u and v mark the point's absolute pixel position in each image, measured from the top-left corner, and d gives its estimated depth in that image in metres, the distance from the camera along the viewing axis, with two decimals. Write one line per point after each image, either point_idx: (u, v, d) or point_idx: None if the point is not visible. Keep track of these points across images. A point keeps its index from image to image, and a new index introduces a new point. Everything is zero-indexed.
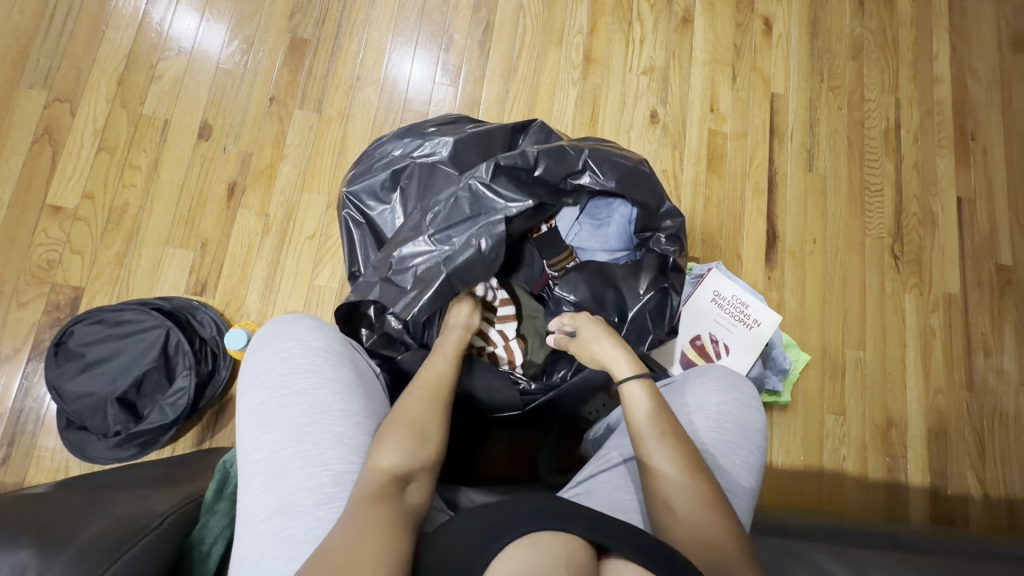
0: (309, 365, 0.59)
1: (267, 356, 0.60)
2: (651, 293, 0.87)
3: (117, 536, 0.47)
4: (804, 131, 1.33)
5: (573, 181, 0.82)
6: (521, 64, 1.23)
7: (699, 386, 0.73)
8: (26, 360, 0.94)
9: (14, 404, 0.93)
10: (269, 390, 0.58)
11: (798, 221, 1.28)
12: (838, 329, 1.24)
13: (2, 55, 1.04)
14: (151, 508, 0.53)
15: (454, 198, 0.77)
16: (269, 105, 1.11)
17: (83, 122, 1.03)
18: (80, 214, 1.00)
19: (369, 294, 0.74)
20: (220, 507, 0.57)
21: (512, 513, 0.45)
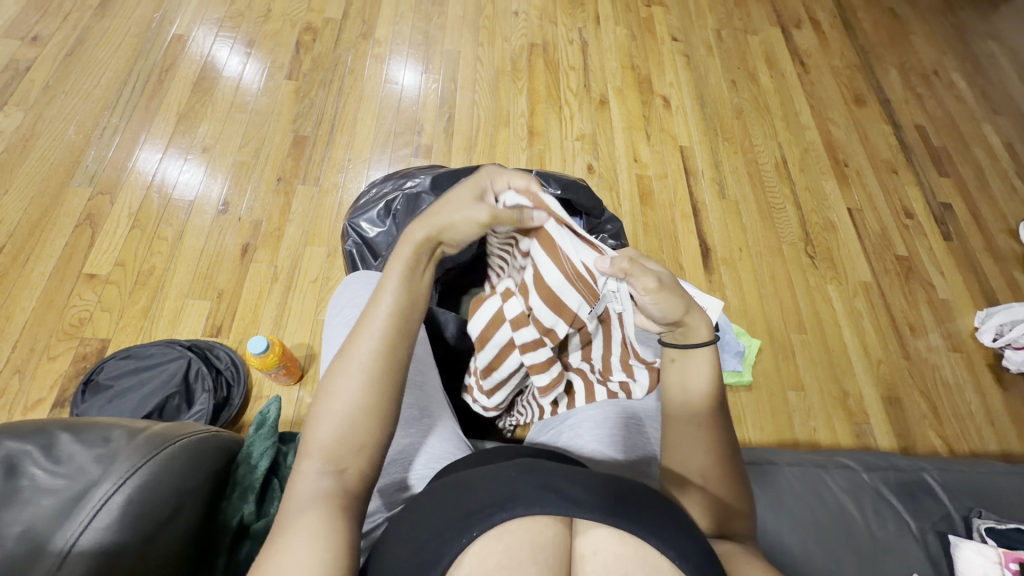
0: None
1: (358, 286, 0.79)
2: None
3: (175, 429, 0.55)
4: (713, 171, 1.66)
5: None
6: (480, 140, 1.54)
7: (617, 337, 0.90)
8: (51, 406, 1.02)
9: None
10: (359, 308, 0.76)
11: (724, 236, 1.54)
12: (779, 317, 1.44)
13: (58, 165, 1.28)
14: (189, 424, 0.59)
15: None
16: (277, 184, 1.35)
17: (120, 209, 1.25)
18: (111, 279, 1.16)
19: None
20: (263, 432, 0.69)
21: (507, 488, 0.48)
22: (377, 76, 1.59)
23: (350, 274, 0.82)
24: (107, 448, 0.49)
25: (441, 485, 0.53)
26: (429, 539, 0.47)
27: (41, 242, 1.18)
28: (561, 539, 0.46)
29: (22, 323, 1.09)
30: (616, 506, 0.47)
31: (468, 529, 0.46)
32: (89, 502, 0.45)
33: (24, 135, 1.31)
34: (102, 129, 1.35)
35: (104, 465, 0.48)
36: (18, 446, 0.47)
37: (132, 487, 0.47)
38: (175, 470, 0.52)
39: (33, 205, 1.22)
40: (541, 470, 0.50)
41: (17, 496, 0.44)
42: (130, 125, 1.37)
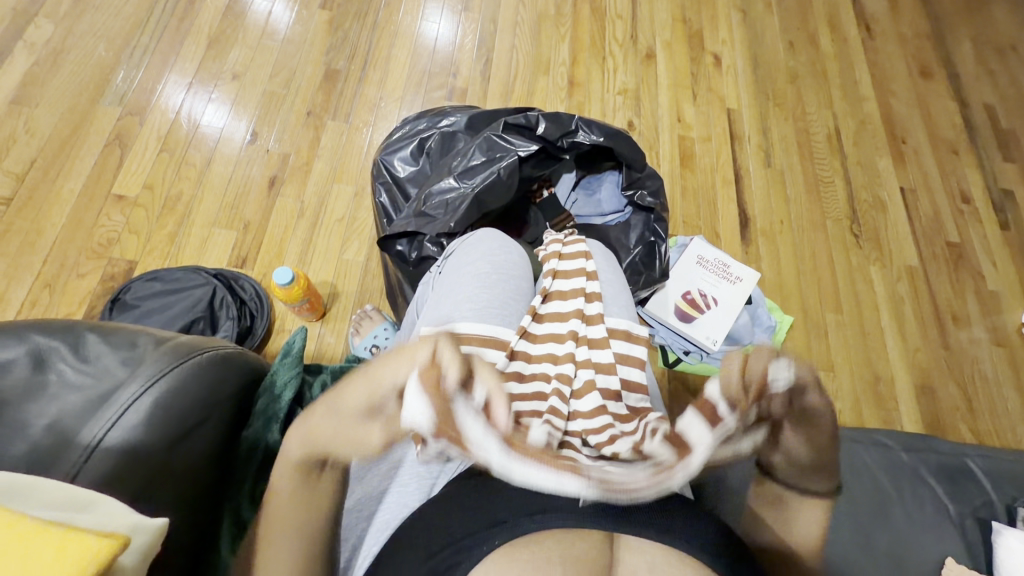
0: (516, 258, 0.82)
1: (494, 243, 0.82)
2: (639, 246, 1.06)
3: (188, 348, 0.54)
4: (759, 137, 1.56)
5: (569, 140, 0.99)
6: (516, 87, 1.47)
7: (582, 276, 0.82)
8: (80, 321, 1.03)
9: None
10: (485, 258, 0.80)
11: (765, 205, 1.46)
12: (815, 295, 1.38)
13: (89, 81, 1.26)
14: (214, 340, 0.59)
15: (474, 148, 0.96)
16: (307, 117, 1.31)
17: (150, 130, 1.23)
18: (139, 202, 1.15)
19: (409, 223, 0.93)
20: (288, 362, 0.72)
21: (532, 498, 0.51)
22: (414, 13, 1.51)
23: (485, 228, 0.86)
24: (133, 352, 0.52)
25: (455, 487, 0.55)
26: (452, 543, 0.50)
27: (70, 161, 1.17)
28: (596, 550, 0.48)
29: (52, 239, 1.09)
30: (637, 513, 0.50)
31: (483, 539, 0.49)
32: (116, 402, 0.49)
33: (55, 49, 1.28)
34: (132, 50, 1.31)
35: (131, 366, 0.51)
36: (46, 342, 0.51)
37: (156, 392, 0.50)
38: (185, 390, 0.52)
39: (62, 123, 1.20)
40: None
41: (46, 388, 0.50)
42: (160, 47, 1.33)
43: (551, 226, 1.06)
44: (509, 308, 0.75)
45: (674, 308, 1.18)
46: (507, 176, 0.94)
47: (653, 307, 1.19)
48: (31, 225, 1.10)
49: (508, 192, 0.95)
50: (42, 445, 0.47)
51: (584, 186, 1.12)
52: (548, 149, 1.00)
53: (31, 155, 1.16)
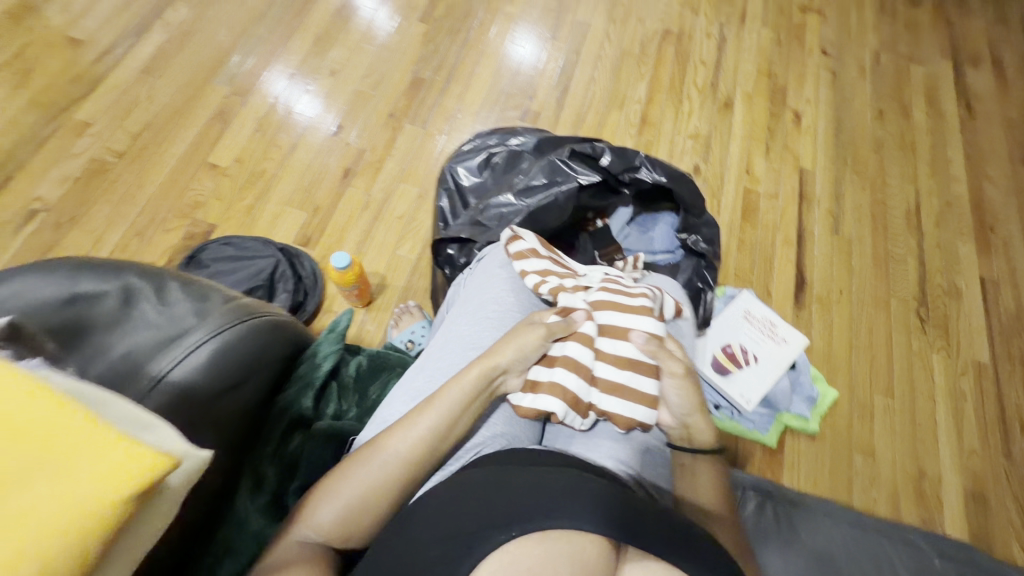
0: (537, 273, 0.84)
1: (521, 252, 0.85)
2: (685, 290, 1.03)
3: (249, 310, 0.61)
4: (830, 201, 1.51)
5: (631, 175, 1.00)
6: (588, 117, 1.51)
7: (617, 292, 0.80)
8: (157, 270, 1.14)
9: None
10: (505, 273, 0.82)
11: (825, 271, 1.41)
12: (865, 373, 1.30)
13: (207, 61, 1.41)
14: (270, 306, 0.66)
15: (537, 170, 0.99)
16: (388, 119, 1.40)
17: (249, 111, 1.35)
18: (228, 173, 1.27)
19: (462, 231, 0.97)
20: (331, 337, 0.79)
21: (546, 496, 0.47)
22: (503, 36, 1.59)
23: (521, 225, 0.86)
24: (205, 304, 0.59)
25: (469, 474, 0.50)
26: (455, 533, 0.45)
27: (178, 128, 1.30)
28: (602, 560, 0.45)
29: (149, 194, 1.22)
30: (652, 531, 0.46)
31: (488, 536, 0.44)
32: (183, 343, 0.55)
33: (186, 31, 1.44)
34: (248, 39, 1.45)
35: (200, 317, 0.58)
36: (136, 282, 0.59)
37: (217, 343, 0.56)
38: (241, 346, 0.58)
39: (178, 96, 1.35)
40: (584, 489, 0.48)
41: (129, 321, 0.56)
42: (273, 39, 1.46)
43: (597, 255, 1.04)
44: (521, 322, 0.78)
45: (710, 359, 1.14)
46: (565, 200, 0.96)
47: None
48: (134, 180, 1.23)
49: (561, 215, 0.96)
50: (114, 371, 0.53)
51: (638, 222, 1.11)
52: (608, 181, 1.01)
53: (148, 118, 1.31)
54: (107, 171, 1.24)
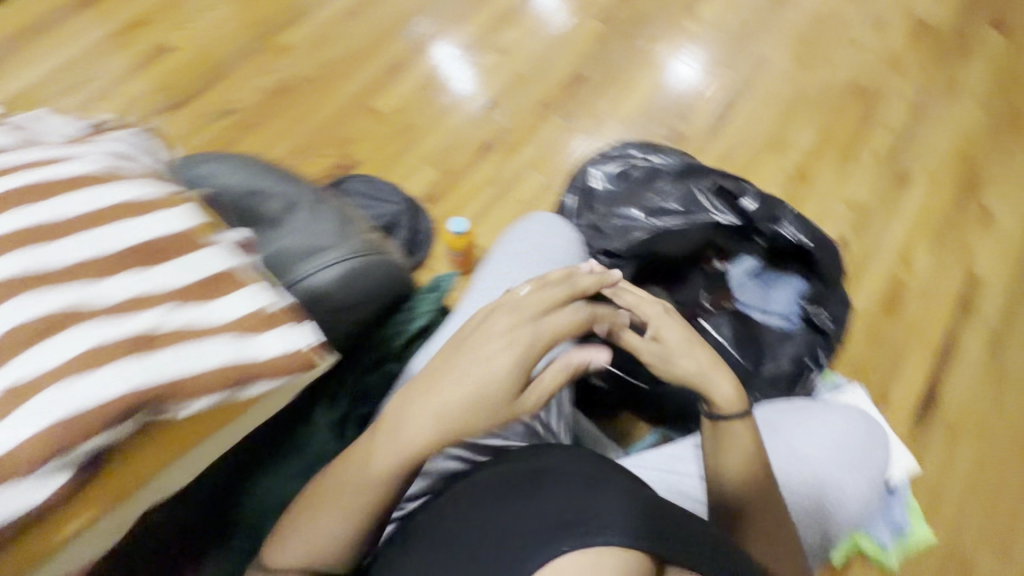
0: (529, 250, 0.84)
1: (522, 232, 0.86)
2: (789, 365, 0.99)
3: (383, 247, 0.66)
4: (1000, 321, 1.29)
5: (772, 225, 0.95)
6: (738, 155, 1.42)
7: (520, 253, 0.83)
8: (384, 67, 1.45)
9: (404, 50, 1.48)
10: (566, 240, 0.86)
11: (965, 395, 1.21)
12: (980, 527, 1.11)
13: (365, 44, 1.48)
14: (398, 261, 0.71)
15: (678, 194, 0.97)
16: (539, 107, 1.43)
17: (419, 69, 1.46)
18: (385, 119, 1.38)
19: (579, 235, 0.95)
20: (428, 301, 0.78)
21: (582, 502, 0.47)
22: (670, 55, 1.53)
23: (532, 213, 0.89)
24: (347, 228, 0.64)
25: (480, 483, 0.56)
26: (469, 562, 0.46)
27: (353, 75, 1.43)
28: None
29: (316, 122, 1.36)
30: (666, 540, 0.44)
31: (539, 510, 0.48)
32: (321, 258, 0.60)
33: (365, 26, 1.51)
34: (439, 32, 1.51)
35: (340, 239, 0.62)
36: (302, 196, 0.68)
37: (344, 266, 0.60)
38: (369, 276, 0.62)
39: (307, 107, 1.38)
40: (601, 497, 0.47)
41: (287, 224, 0.64)
42: (445, 41, 1.50)
43: (706, 296, 1.04)
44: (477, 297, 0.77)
45: None
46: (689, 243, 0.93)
47: None
48: (284, 131, 1.35)
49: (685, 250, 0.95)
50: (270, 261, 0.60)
51: (761, 278, 1.06)
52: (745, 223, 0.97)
53: (318, 65, 1.44)
54: (280, 103, 1.39)
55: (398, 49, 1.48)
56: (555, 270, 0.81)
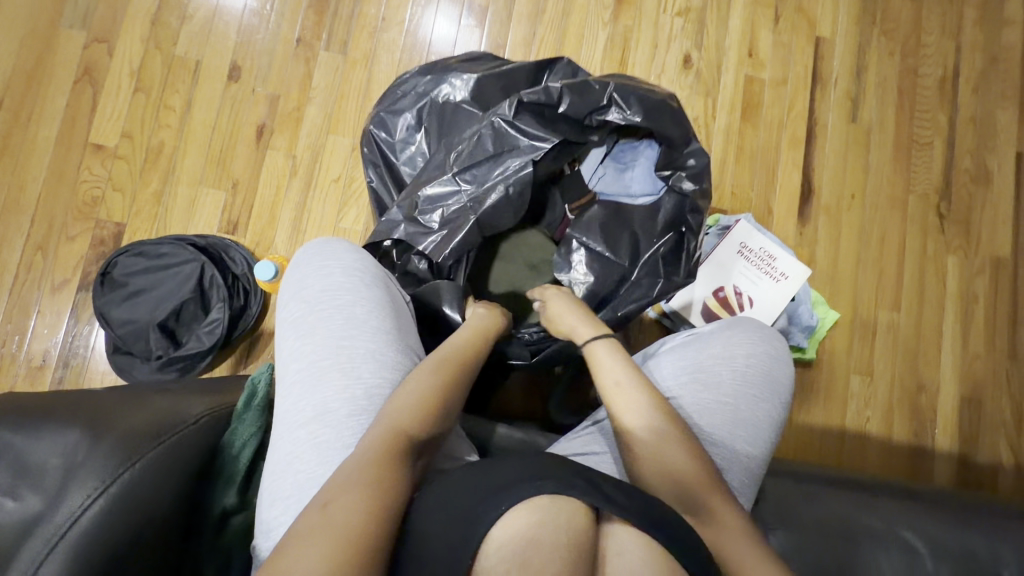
0: (347, 284, 0.64)
1: (317, 263, 0.66)
2: (665, 237, 0.82)
3: (154, 428, 0.51)
4: (850, 78, 1.25)
5: (598, 118, 0.81)
6: (549, 6, 1.18)
7: (331, 288, 0.64)
8: (75, 81, 1.06)
9: (85, 44, 1.07)
10: (349, 267, 0.66)
11: (836, 173, 1.22)
12: (872, 288, 1.21)
13: (28, 57, 1.06)
14: (184, 410, 0.56)
15: (478, 136, 0.78)
16: (297, 47, 1.10)
17: (120, 62, 1.07)
18: (120, 153, 1.05)
19: (394, 232, 0.77)
20: (248, 415, 0.61)
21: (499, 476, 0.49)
22: None
23: (313, 242, 0.69)
24: (71, 452, 0.48)
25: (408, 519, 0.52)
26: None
27: (40, 110, 1.05)
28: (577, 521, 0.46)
29: (35, 197, 1.03)
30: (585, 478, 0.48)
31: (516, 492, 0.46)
32: (63, 515, 0.45)
33: (11, 31, 1.06)
34: None
35: (73, 472, 0.47)
36: None
37: (105, 501, 0.46)
38: (145, 485, 0.49)
39: (14, 180, 1.03)
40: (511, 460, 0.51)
41: None
42: (131, 4, 1.09)
43: (569, 209, 0.87)
44: (314, 373, 0.60)
45: (702, 307, 1.04)
46: (512, 192, 0.77)
47: (677, 303, 1.04)
48: (2, 228, 1.01)
49: (517, 213, 0.79)
50: None
51: (614, 155, 0.88)
52: (571, 129, 0.81)
53: None
54: None
55: (76, 45, 1.07)
56: (370, 295, 0.64)
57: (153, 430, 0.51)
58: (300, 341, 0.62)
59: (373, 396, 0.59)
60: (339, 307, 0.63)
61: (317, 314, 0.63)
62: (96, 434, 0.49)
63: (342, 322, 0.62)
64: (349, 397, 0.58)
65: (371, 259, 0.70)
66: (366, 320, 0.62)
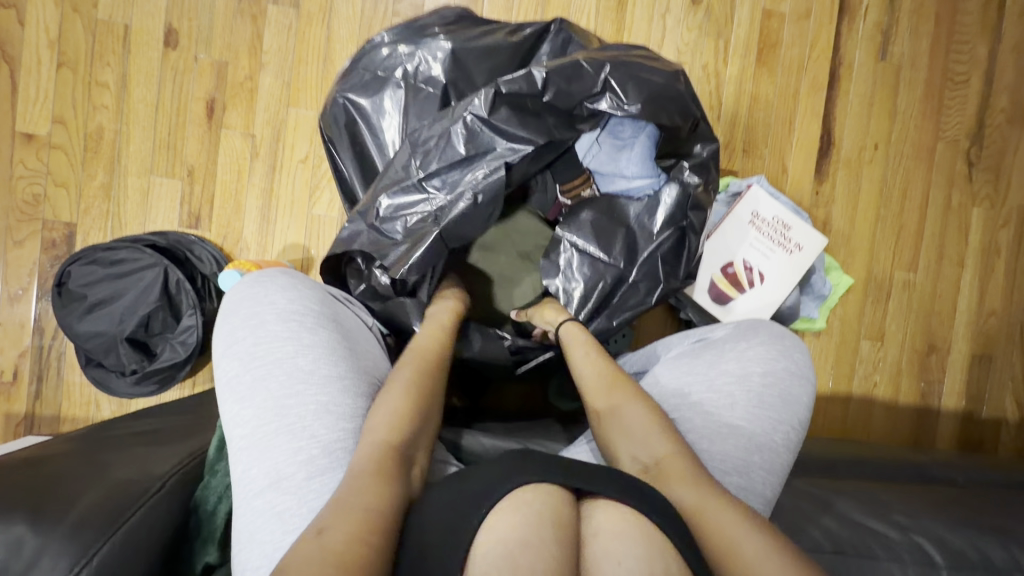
0: (284, 331, 0.56)
1: (246, 308, 0.58)
2: (667, 233, 0.76)
3: (111, 508, 0.48)
4: (882, 6, 1.09)
5: (589, 106, 0.71)
6: None
7: (264, 337, 0.56)
8: None
9: None
10: (285, 307, 0.58)
11: (859, 122, 1.10)
12: (889, 247, 1.13)
13: None
14: (151, 470, 0.54)
15: (448, 134, 0.69)
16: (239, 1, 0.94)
17: (36, 32, 0.92)
18: (55, 142, 0.93)
19: (354, 244, 0.69)
20: (220, 467, 0.57)
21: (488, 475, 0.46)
22: None
23: (243, 281, 0.62)
24: (26, 547, 0.45)
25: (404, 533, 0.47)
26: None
27: None
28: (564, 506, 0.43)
29: None
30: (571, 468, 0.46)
31: (500, 489, 0.43)
32: None
33: None
34: None
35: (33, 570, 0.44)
36: None
37: None
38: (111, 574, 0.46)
39: None
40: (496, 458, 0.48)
41: None
42: None
43: (562, 193, 0.78)
44: (256, 437, 0.52)
45: (709, 285, 0.97)
46: (484, 203, 0.69)
47: None
48: None
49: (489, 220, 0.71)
50: None
51: (610, 129, 0.75)
52: (558, 121, 0.71)
53: None
54: None
55: None
56: (312, 339, 0.56)
57: (108, 511, 0.48)
58: (237, 405, 0.54)
59: (333, 454, 0.52)
60: (277, 358, 0.55)
61: (252, 368, 0.55)
62: (43, 526, 0.46)
63: (279, 376, 0.54)
64: (303, 460, 0.51)
65: (314, 290, 0.63)
66: (312, 370, 0.55)
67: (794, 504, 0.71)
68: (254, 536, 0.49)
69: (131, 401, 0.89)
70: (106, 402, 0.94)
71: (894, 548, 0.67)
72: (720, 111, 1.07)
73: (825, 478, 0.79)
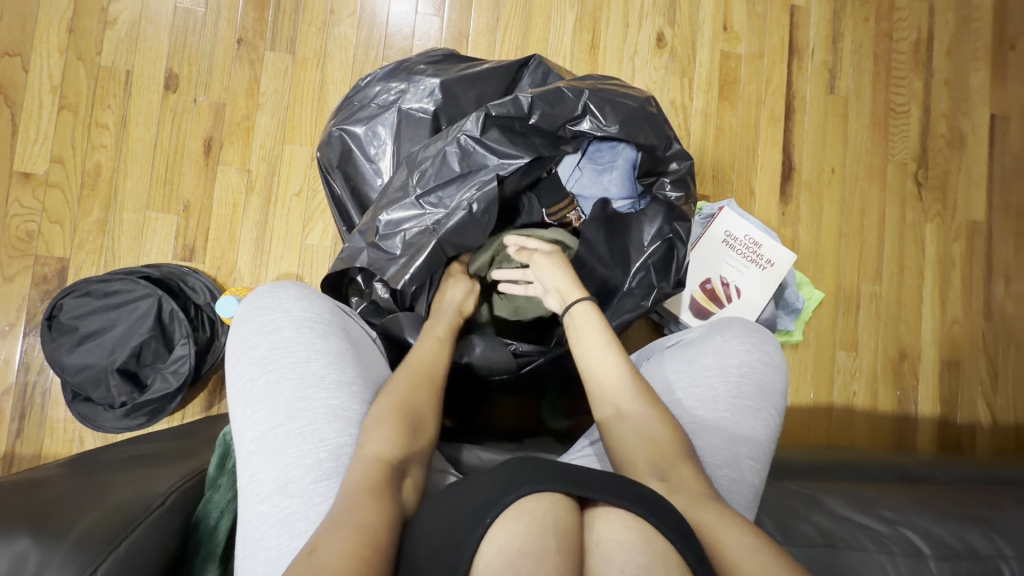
0: (298, 338, 0.58)
1: (259, 316, 0.60)
2: (656, 243, 0.80)
3: (113, 525, 0.48)
4: (826, 48, 1.21)
5: (572, 128, 0.77)
6: None
7: (275, 343, 0.57)
8: None
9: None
10: (297, 316, 0.60)
11: (816, 148, 1.20)
12: (854, 262, 1.20)
13: None
14: (151, 489, 0.54)
15: (443, 154, 0.73)
16: (238, 48, 1.00)
17: (39, 78, 0.96)
18: (52, 180, 0.95)
19: (357, 260, 0.73)
20: (222, 481, 0.59)
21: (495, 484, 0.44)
22: None
23: (257, 289, 0.63)
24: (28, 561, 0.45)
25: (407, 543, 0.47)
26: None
27: None
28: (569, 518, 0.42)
29: None
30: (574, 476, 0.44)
31: (500, 500, 0.42)
32: None
33: None
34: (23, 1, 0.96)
35: None
36: None
37: None
38: None
39: None
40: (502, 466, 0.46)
41: None
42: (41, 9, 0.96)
43: (547, 214, 0.81)
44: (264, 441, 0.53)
45: (689, 300, 1.01)
46: (480, 213, 0.73)
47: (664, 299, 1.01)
48: None
49: (485, 229, 0.75)
50: None
51: (590, 155, 0.81)
52: (545, 141, 0.77)
53: None
54: None
55: None
56: (322, 347, 0.58)
57: (111, 529, 0.48)
58: (249, 409, 0.55)
59: (340, 458, 0.53)
60: (287, 364, 0.56)
61: (263, 375, 0.56)
62: (45, 542, 0.45)
63: (291, 381, 0.55)
64: (312, 463, 0.52)
65: (324, 301, 0.65)
66: (324, 375, 0.56)
67: (785, 505, 0.73)
68: (259, 542, 0.49)
69: (118, 435, 0.88)
70: (91, 439, 0.92)
71: (883, 540, 0.69)
72: (689, 141, 1.15)
73: (812, 480, 0.81)
